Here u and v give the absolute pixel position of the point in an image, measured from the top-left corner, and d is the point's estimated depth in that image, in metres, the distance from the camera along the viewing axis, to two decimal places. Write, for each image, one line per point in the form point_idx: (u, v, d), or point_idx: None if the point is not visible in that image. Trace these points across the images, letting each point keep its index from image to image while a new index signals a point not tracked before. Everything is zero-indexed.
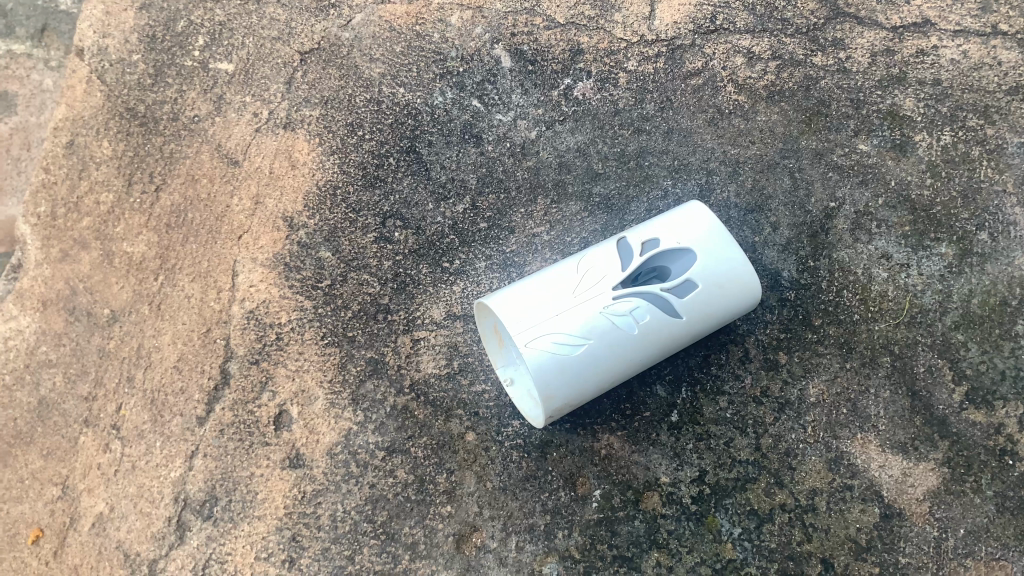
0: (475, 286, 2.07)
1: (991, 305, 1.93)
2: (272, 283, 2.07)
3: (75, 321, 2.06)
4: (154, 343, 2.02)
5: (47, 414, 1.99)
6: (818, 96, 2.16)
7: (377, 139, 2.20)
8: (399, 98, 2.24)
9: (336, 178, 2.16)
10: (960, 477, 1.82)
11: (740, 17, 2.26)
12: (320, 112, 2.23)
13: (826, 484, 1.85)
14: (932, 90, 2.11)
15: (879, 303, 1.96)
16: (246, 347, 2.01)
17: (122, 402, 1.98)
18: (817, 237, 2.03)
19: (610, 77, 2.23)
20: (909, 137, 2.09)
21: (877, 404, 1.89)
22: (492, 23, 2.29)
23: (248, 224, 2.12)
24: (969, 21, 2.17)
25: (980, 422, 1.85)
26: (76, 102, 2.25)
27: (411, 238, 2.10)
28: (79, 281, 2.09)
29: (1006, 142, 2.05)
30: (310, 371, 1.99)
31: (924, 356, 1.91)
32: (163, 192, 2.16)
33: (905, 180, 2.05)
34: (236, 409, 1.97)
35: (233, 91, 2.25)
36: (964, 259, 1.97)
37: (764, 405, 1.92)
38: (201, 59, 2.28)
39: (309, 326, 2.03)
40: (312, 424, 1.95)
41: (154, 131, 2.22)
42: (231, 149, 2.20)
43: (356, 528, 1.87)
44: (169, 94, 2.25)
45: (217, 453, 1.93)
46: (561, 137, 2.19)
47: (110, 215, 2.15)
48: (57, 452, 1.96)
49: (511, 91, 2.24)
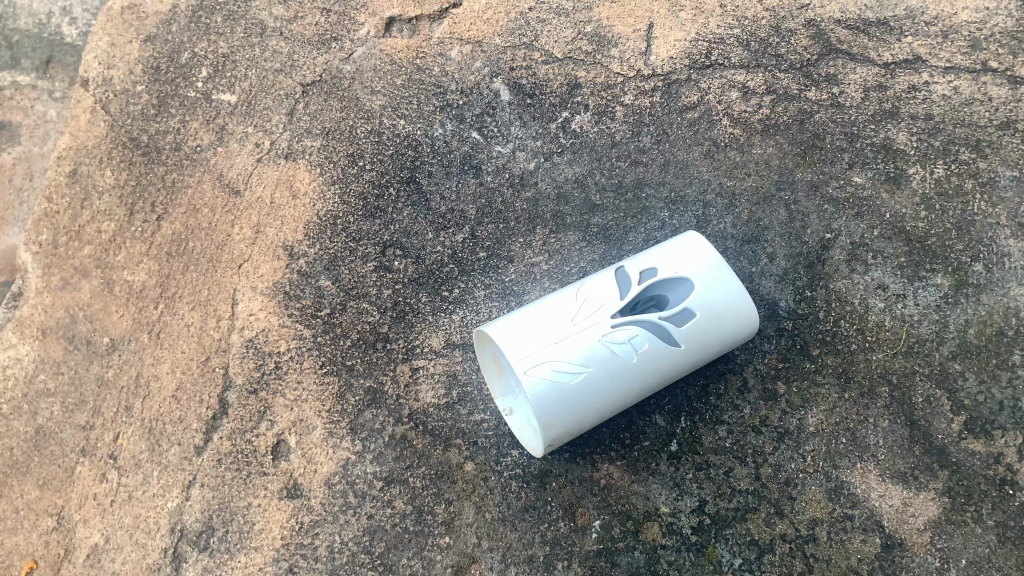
0: (475, 315, 2.07)
1: (987, 335, 1.94)
2: (272, 312, 2.07)
3: (74, 349, 2.06)
4: (153, 372, 2.02)
5: (44, 443, 1.98)
6: (813, 130, 2.20)
7: (378, 169, 2.22)
8: (399, 129, 2.26)
9: (337, 208, 2.17)
10: (960, 507, 1.81)
11: (736, 53, 2.30)
12: (321, 142, 2.25)
13: (826, 515, 1.85)
14: (924, 124, 2.15)
15: (876, 333, 1.98)
16: (245, 376, 2.01)
17: (119, 432, 1.98)
18: (814, 268, 2.05)
19: (607, 110, 2.26)
20: (903, 169, 2.12)
21: (876, 434, 1.89)
22: (491, 57, 2.33)
23: (249, 253, 2.13)
24: (959, 58, 2.21)
25: (979, 451, 1.85)
26: (80, 132, 2.28)
27: (411, 267, 2.11)
28: (79, 309, 2.09)
29: (999, 175, 2.08)
30: (309, 401, 1.98)
31: (923, 386, 1.92)
32: (164, 222, 2.17)
33: (899, 213, 2.08)
34: (235, 438, 1.96)
35: (235, 122, 2.28)
36: (960, 290, 1.99)
37: (763, 435, 1.92)
38: (204, 90, 2.31)
39: (308, 355, 2.02)
40: (310, 453, 1.94)
41: (156, 160, 2.24)
42: (232, 179, 2.21)
43: (354, 559, 1.85)
44: (171, 124, 2.28)
45: (216, 483, 1.92)
46: (559, 168, 2.21)
47: (111, 244, 2.16)
48: (53, 482, 1.95)
49: (510, 124, 2.27)
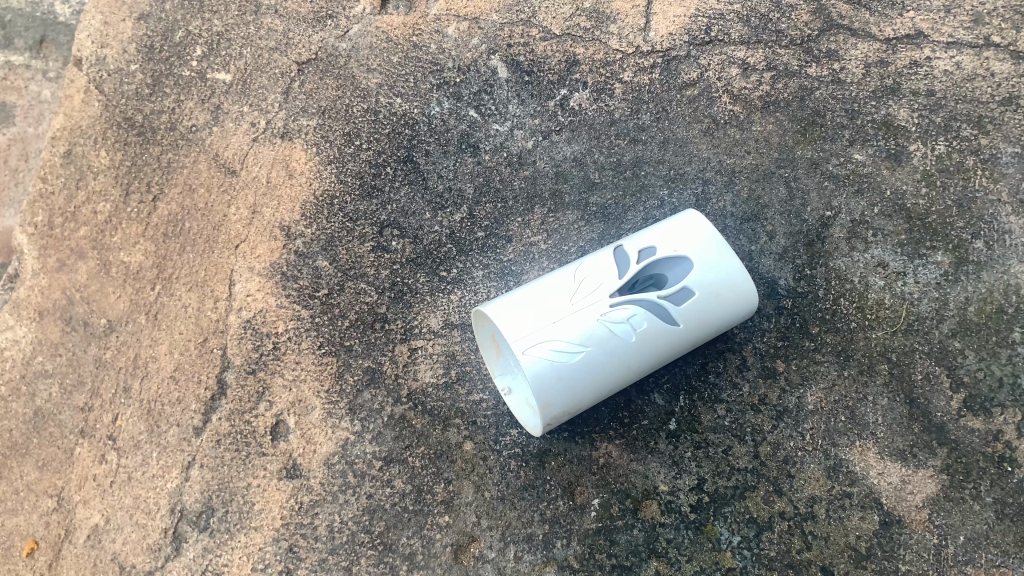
0: (473, 295, 2.06)
1: (987, 312, 1.94)
2: (270, 293, 2.06)
3: (72, 331, 2.05)
4: (151, 353, 2.01)
5: (43, 424, 1.98)
6: (813, 107, 2.18)
7: (375, 148, 2.20)
8: (396, 108, 2.24)
9: (334, 188, 2.16)
10: (959, 484, 1.82)
11: (735, 29, 2.27)
12: (317, 121, 2.23)
13: (825, 492, 1.85)
14: (925, 101, 2.14)
15: (876, 311, 1.97)
16: (242, 357, 2.00)
17: (118, 413, 1.98)
18: (813, 246, 2.04)
19: (606, 87, 2.24)
20: (904, 146, 2.11)
21: (875, 412, 1.89)
22: (488, 34, 2.30)
23: (245, 233, 2.12)
24: (962, 34, 2.19)
25: (978, 429, 1.85)
26: (74, 112, 2.26)
27: (409, 247, 2.10)
28: (76, 291, 2.09)
29: (1000, 152, 2.07)
30: (307, 381, 1.98)
31: (922, 364, 1.92)
32: (160, 202, 2.16)
33: (900, 189, 2.07)
34: (233, 419, 1.96)
35: (230, 102, 2.26)
36: (960, 267, 1.98)
37: (762, 413, 1.92)
38: (199, 69, 2.29)
39: (306, 335, 2.02)
40: (309, 434, 1.94)
41: (152, 140, 2.23)
42: (228, 159, 2.20)
43: (354, 539, 1.85)
44: (166, 104, 2.26)
45: (215, 463, 1.92)
46: (558, 147, 2.20)
47: (107, 225, 2.15)
48: (52, 463, 1.95)
49: (507, 102, 2.25)
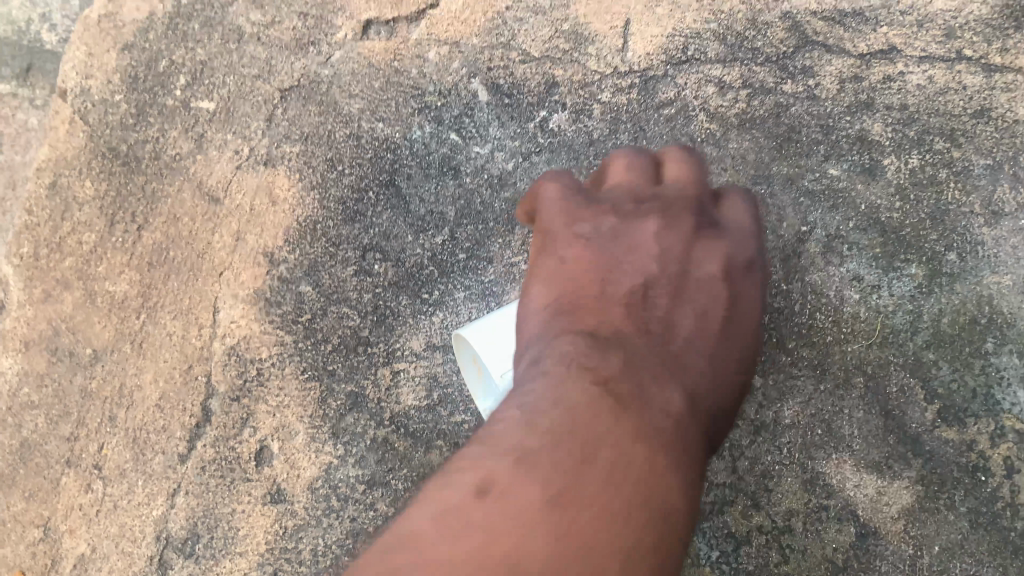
0: (455, 317, 2.08)
1: (962, 323, 1.96)
2: (253, 319, 2.09)
3: (58, 361, 2.09)
4: (136, 381, 2.05)
5: (30, 455, 2.04)
6: (789, 123, 2.18)
7: (357, 174, 2.22)
8: (378, 133, 2.25)
9: (316, 214, 2.18)
10: (934, 494, 1.86)
11: (713, 48, 2.25)
12: (299, 148, 2.25)
13: (802, 506, 1.89)
14: (899, 115, 2.15)
15: (852, 325, 1.98)
16: (227, 384, 2.04)
17: (103, 441, 2.02)
18: (790, 261, 2.05)
19: (585, 108, 2.23)
20: (878, 160, 2.12)
21: (851, 424, 1.91)
22: (469, 58, 2.29)
23: (229, 260, 2.15)
24: (934, 48, 2.20)
25: (953, 439, 1.88)
26: (60, 143, 2.29)
27: (391, 271, 2.12)
28: (62, 321, 2.12)
29: (972, 164, 2.10)
30: (290, 407, 2.01)
31: (897, 376, 1.93)
32: (145, 231, 2.19)
33: (874, 203, 2.08)
34: (218, 446, 2.00)
35: (215, 130, 2.27)
36: (933, 279, 2.00)
37: (740, 428, 1.93)
38: (184, 99, 2.30)
39: (290, 361, 2.05)
40: (293, 458, 1.98)
41: (137, 169, 2.24)
42: (213, 186, 2.22)
43: (338, 562, 1.91)
44: (150, 133, 2.28)
45: (199, 490, 1.98)
46: (537, 169, 2.20)
47: (91, 255, 2.17)
48: (38, 493, 2.01)
49: (488, 125, 2.24)
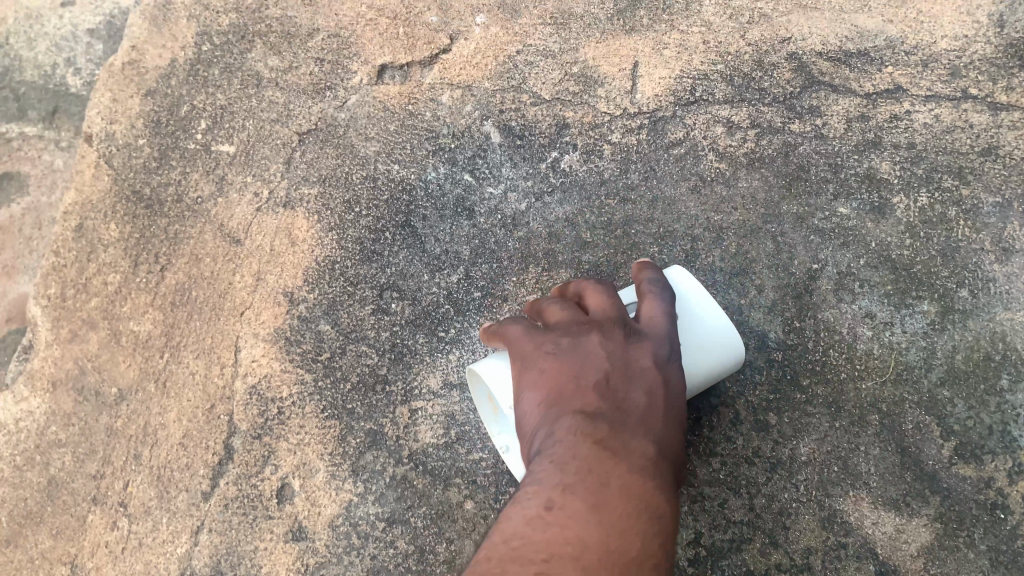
0: (471, 354, 2.11)
1: (975, 360, 1.99)
2: (274, 358, 2.13)
3: (84, 400, 2.14)
4: (160, 420, 2.10)
5: (56, 493, 2.07)
6: (798, 162, 2.22)
7: (375, 215, 2.27)
8: (394, 174, 2.31)
9: (335, 254, 2.23)
10: (953, 532, 1.86)
11: (720, 89, 2.32)
12: (318, 190, 2.30)
13: (821, 543, 1.88)
14: (906, 153, 2.20)
15: (865, 362, 2.01)
16: (248, 422, 2.08)
17: (128, 480, 2.06)
18: (801, 298, 2.09)
19: (595, 148, 2.29)
20: (887, 199, 2.16)
21: (868, 461, 1.93)
22: (481, 101, 2.36)
23: (250, 300, 2.20)
24: (939, 87, 2.26)
25: (971, 476, 1.89)
26: (85, 187, 2.35)
27: (408, 309, 2.16)
28: (87, 360, 2.17)
29: (982, 202, 2.13)
30: (311, 445, 2.05)
31: (912, 414, 1.96)
32: (168, 272, 2.24)
33: (885, 241, 2.12)
34: (240, 483, 2.04)
35: (234, 173, 2.34)
36: (946, 316, 2.03)
37: (756, 466, 1.95)
38: (203, 142, 2.38)
39: (309, 399, 2.09)
40: (313, 496, 2.01)
41: (160, 213, 2.31)
42: (233, 229, 2.28)
43: None
44: (172, 177, 2.35)
45: (223, 527, 2.00)
46: (550, 208, 2.24)
47: (116, 295, 2.23)
48: (67, 531, 2.04)
49: (500, 165, 2.30)
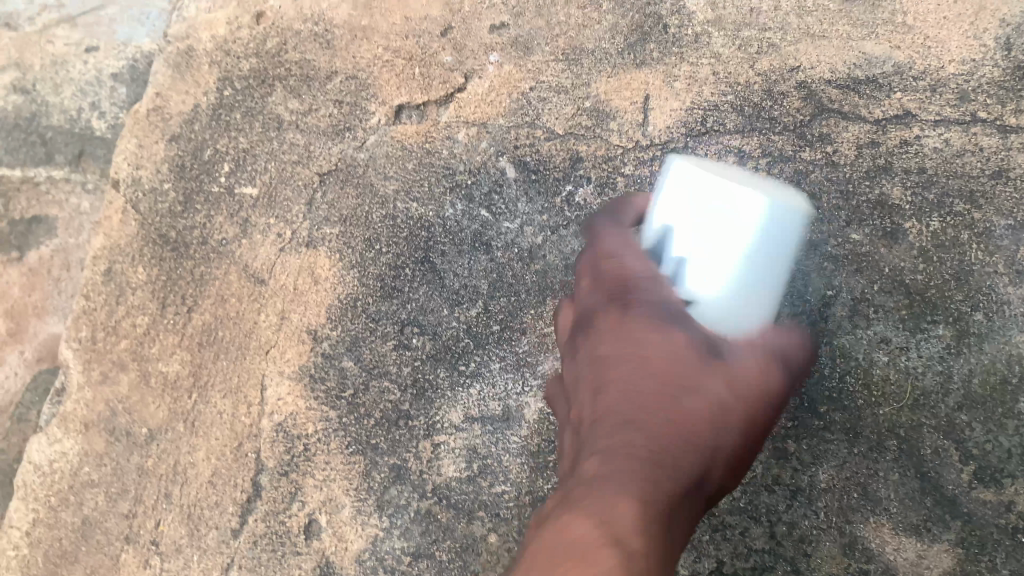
0: (491, 388, 2.15)
1: (991, 384, 2.01)
2: (300, 396, 2.20)
3: (116, 441, 2.22)
4: (190, 459, 2.18)
5: (91, 533, 2.17)
6: (809, 189, 2.25)
7: (394, 252, 2.32)
8: (413, 212, 2.36)
9: (357, 291, 2.28)
10: (975, 557, 1.92)
11: (730, 119, 2.36)
12: (339, 230, 2.36)
13: (841, 570, 1.95)
14: (918, 178, 2.21)
15: (881, 388, 2.03)
16: (275, 459, 2.15)
17: (160, 518, 2.15)
18: (818, 325, 2.10)
19: (609, 181, 2.33)
20: (900, 225, 2.17)
21: (887, 487, 1.97)
22: (496, 137, 2.40)
23: (275, 338, 2.25)
24: (948, 111, 2.28)
25: (991, 501, 1.95)
26: (113, 231, 2.42)
27: (429, 344, 2.21)
28: (119, 402, 2.25)
29: (994, 224, 2.15)
30: (338, 481, 2.13)
31: (930, 438, 1.99)
32: (194, 312, 2.30)
33: (898, 266, 2.13)
34: (269, 520, 2.12)
35: (257, 215, 2.39)
36: (961, 340, 2.05)
37: (776, 494, 1.99)
38: (228, 184, 2.43)
39: (336, 435, 2.16)
40: (341, 531, 2.10)
41: (185, 255, 2.37)
42: (258, 269, 2.33)
43: None
44: (197, 220, 2.40)
45: (253, 563, 2.11)
46: (565, 241, 2.27)
47: (146, 337, 2.29)
48: (101, 569, 2.15)
49: (516, 200, 2.33)
